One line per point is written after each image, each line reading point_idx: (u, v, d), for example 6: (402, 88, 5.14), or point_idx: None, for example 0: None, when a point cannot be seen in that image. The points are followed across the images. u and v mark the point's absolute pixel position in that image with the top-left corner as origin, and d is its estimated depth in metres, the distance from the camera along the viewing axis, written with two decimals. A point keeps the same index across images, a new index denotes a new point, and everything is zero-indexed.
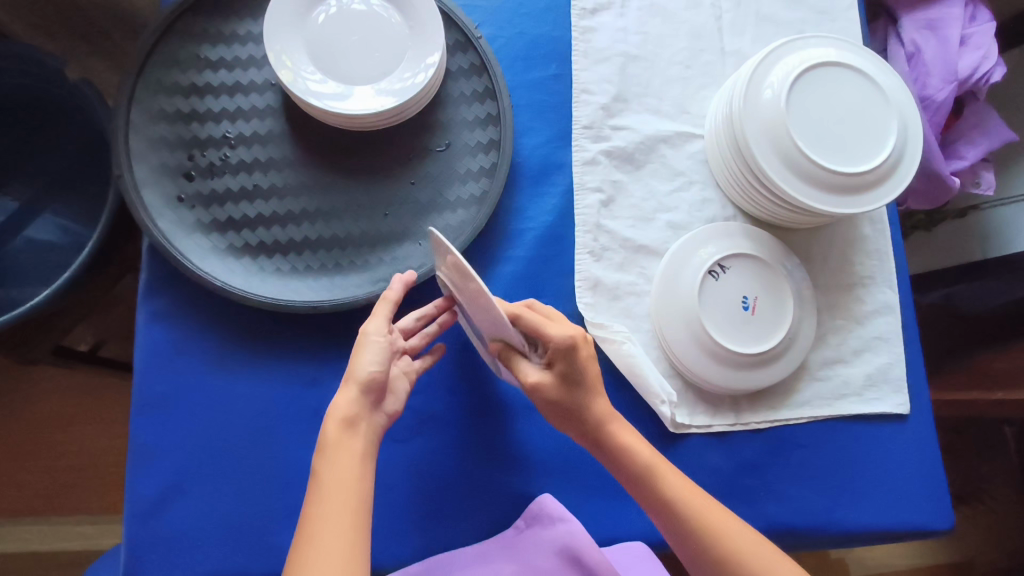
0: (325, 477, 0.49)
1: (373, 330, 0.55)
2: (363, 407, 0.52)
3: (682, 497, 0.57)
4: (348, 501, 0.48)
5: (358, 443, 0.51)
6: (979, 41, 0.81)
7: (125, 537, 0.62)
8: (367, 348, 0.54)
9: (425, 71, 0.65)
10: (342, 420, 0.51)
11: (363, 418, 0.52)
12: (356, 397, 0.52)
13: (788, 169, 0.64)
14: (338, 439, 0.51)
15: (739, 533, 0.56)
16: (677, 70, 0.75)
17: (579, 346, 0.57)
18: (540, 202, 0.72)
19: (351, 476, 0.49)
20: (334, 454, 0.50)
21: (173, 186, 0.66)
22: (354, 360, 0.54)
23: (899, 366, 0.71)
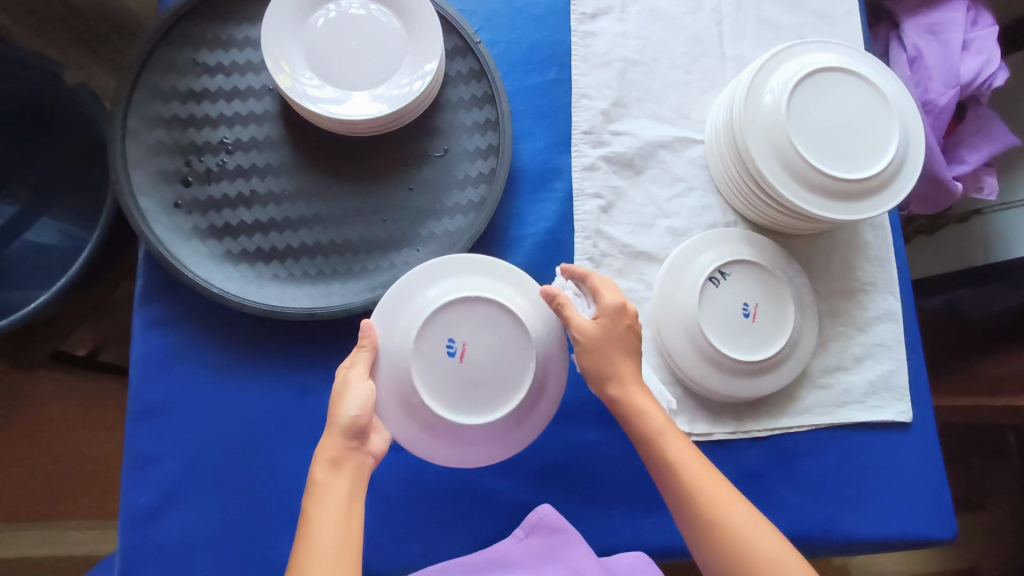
0: (311, 517, 0.48)
1: (351, 376, 0.54)
2: (348, 448, 0.51)
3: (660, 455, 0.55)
4: (331, 540, 0.47)
5: (345, 483, 0.50)
6: (981, 46, 0.80)
7: (120, 547, 0.61)
8: (347, 394, 0.53)
9: (424, 77, 0.65)
10: (327, 462, 0.50)
11: (350, 458, 0.51)
12: (340, 441, 0.51)
13: (789, 175, 0.64)
14: (324, 479, 0.50)
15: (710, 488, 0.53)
16: (677, 75, 0.75)
17: (630, 312, 0.58)
18: (539, 208, 0.71)
19: (335, 516, 0.48)
20: (318, 495, 0.49)
21: (169, 192, 0.65)
22: (336, 407, 0.53)
23: (901, 373, 0.71)
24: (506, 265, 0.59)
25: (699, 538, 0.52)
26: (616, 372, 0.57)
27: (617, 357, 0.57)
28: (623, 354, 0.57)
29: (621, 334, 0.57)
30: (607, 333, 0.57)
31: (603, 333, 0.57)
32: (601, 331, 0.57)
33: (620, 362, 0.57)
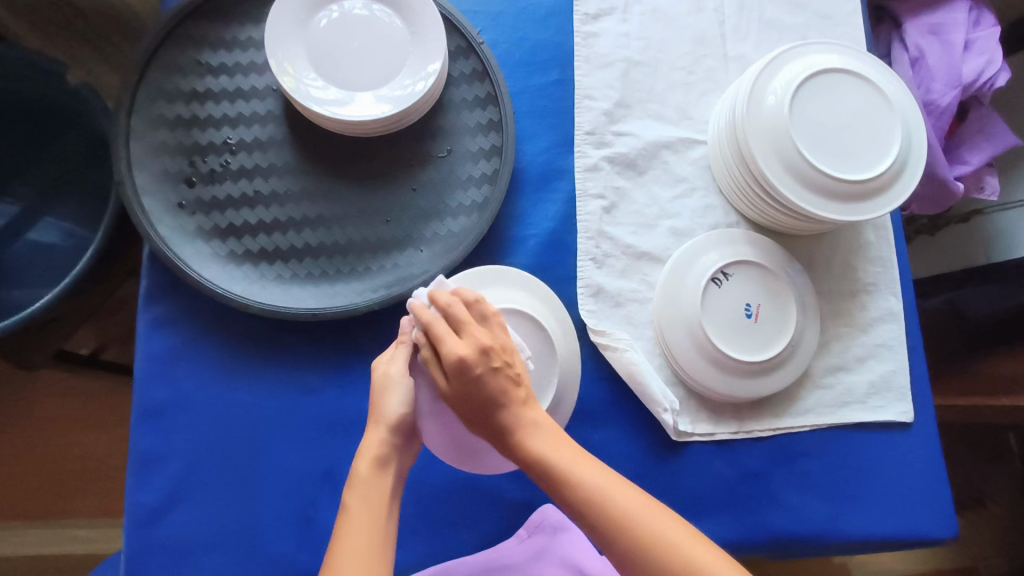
0: (355, 514, 0.49)
1: (394, 373, 0.53)
2: (393, 446, 0.52)
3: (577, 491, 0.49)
4: (374, 537, 0.48)
5: (388, 481, 0.51)
6: (983, 47, 0.80)
7: (125, 546, 0.61)
8: (394, 391, 0.53)
9: (427, 78, 0.65)
10: (373, 460, 0.51)
11: (394, 457, 0.52)
12: (386, 438, 0.52)
13: (791, 176, 0.64)
14: (367, 478, 0.50)
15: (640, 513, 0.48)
16: (680, 75, 0.75)
17: (470, 365, 0.49)
18: (542, 209, 0.71)
19: (379, 515, 0.49)
20: (364, 492, 0.50)
21: (174, 193, 0.66)
22: (381, 402, 0.53)
23: (903, 373, 0.71)
24: (535, 284, 0.66)
25: (623, 561, 0.47)
26: (497, 421, 0.51)
27: (489, 411, 0.50)
28: (494, 407, 0.50)
29: (478, 390, 0.50)
30: (465, 394, 0.50)
31: (462, 395, 0.50)
32: (456, 377, 0.50)
33: (490, 417, 0.51)
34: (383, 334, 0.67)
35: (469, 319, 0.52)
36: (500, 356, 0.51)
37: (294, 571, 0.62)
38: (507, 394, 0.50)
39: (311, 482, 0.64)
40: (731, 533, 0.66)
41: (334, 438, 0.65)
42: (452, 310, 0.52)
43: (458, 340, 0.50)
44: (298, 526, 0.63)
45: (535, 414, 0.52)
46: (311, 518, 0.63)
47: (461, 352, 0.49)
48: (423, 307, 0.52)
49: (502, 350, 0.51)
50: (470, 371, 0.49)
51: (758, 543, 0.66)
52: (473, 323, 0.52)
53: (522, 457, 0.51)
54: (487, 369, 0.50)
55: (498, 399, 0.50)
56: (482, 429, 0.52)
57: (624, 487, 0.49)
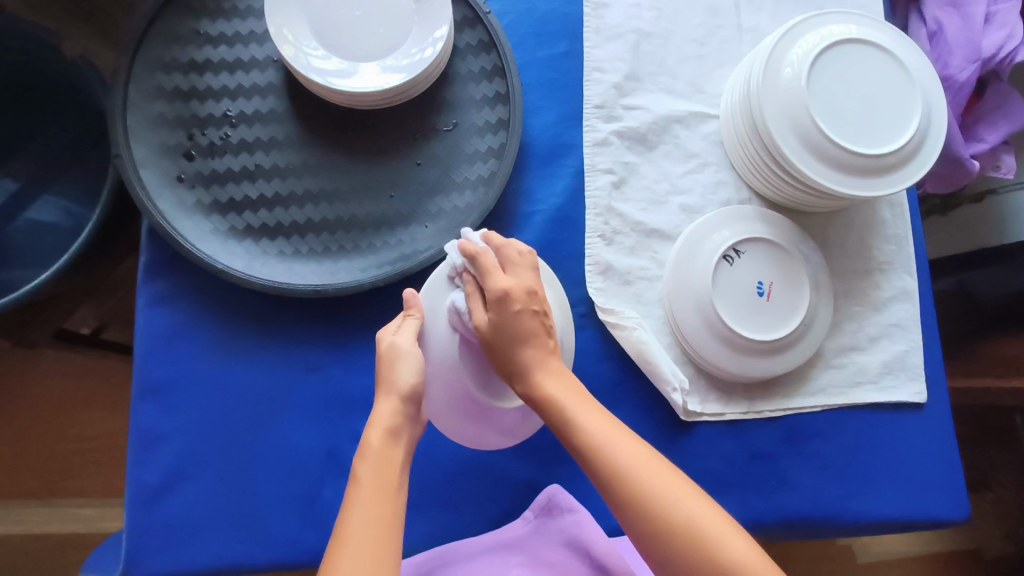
0: (366, 482, 0.47)
1: (403, 342, 0.52)
2: (404, 416, 0.51)
3: (589, 444, 0.49)
4: (385, 507, 0.46)
5: (399, 452, 0.50)
6: (1004, 19, 0.77)
7: (126, 525, 0.61)
8: (403, 359, 0.52)
9: (433, 47, 0.63)
10: (385, 431, 0.50)
11: (405, 429, 0.51)
12: (397, 408, 0.51)
13: (807, 151, 0.62)
14: (380, 447, 0.49)
15: (649, 468, 0.48)
16: (692, 48, 0.73)
17: (512, 298, 0.51)
18: (550, 184, 0.70)
19: (391, 485, 0.48)
20: (376, 462, 0.48)
21: (173, 166, 0.64)
22: (391, 371, 0.52)
23: (916, 354, 0.70)
24: (537, 258, 0.65)
25: (621, 506, 0.47)
26: (524, 360, 0.51)
27: (521, 350, 0.51)
28: (524, 346, 0.51)
29: (515, 326, 0.51)
30: (501, 327, 0.50)
31: (498, 330, 0.50)
32: (497, 306, 0.50)
33: (522, 353, 0.51)
34: (387, 311, 0.65)
35: (515, 261, 0.54)
36: (540, 302, 0.53)
37: (297, 550, 0.61)
38: (540, 336, 0.52)
39: (314, 460, 0.63)
40: (738, 514, 0.65)
41: (338, 417, 0.64)
42: (504, 249, 0.54)
43: (504, 277, 0.52)
44: (300, 506, 0.62)
45: (559, 362, 0.53)
46: (314, 497, 0.62)
47: (506, 285, 0.51)
48: (473, 241, 0.54)
49: (542, 297, 0.53)
50: (514, 303, 0.51)
51: (766, 524, 0.65)
52: (519, 264, 0.54)
53: (542, 402, 0.51)
54: (528, 309, 0.51)
55: (530, 338, 0.51)
56: (510, 368, 0.52)
57: (634, 441, 0.50)
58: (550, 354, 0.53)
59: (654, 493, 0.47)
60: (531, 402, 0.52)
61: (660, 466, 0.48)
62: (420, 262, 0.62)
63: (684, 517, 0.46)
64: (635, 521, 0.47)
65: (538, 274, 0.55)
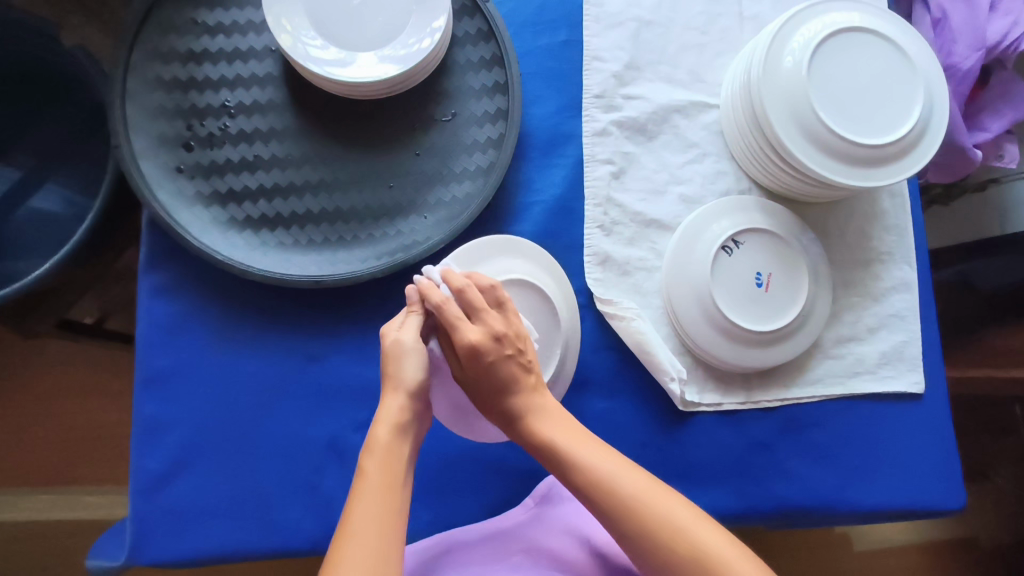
0: (372, 479, 0.48)
1: (408, 339, 0.52)
2: (412, 412, 0.51)
3: (594, 483, 0.48)
4: (388, 504, 0.47)
5: (405, 449, 0.50)
6: (1009, 7, 0.76)
7: (131, 512, 0.62)
8: (410, 356, 0.52)
9: (432, 36, 0.62)
10: (394, 426, 0.50)
11: (411, 425, 0.51)
12: (405, 404, 0.51)
13: (807, 141, 0.62)
14: (387, 443, 0.49)
15: (656, 501, 0.47)
16: (693, 36, 0.72)
17: (481, 351, 0.50)
18: (549, 174, 0.70)
19: (396, 483, 0.48)
20: (383, 459, 0.49)
21: (172, 157, 0.64)
22: (397, 367, 0.52)
23: (915, 344, 0.70)
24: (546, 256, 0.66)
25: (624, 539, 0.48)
26: (505, 404, 0.52)
27: (499, 400, 0.52)
28: (505, 394, 0.52)
29: (488, 378, 0.51)
30: (476, 380, 0.51)
31: (475, 381, 0.52)
32: (470, 358, 0.50)
33: (501, 401, 0.52)
34: (387, 302, 0.66)
35: (479, 305, 0.51)
36: (513, 344, 0.51)
37: (298, 538, 0.62)
38: (517, 380, 0.51)
39: (315, 450, 0.64)
40: (735, 503, 0.65)
41: (338, 406, 0.64)
42: (466, 292, 0.51)
43: (470, 326, 0.51)
44: (301, 495, 0.63)
45: (545, 398, 0.53)
46: (315, 485, 0.63)
47: (475, 339, 0.50)
48: (434, 287, 0.52)
49: (516, 338, 0.52)
50: (485, 357, 0.50)
51: (763, 512, 0.66)
52: (486, 308, 0.52)
53: (531, 441, 0.52)
54: (500, 356, 0.51)
55: (507, 386, 0.51)
56: (492, 410, 0.53)
57: (636, 474, 0.49)
58: (535, 392, 0.52)
59: (654, 511, 0.47)
60: (522, 445, 0.53)
61: (663, 494, 0.48)
62: (419, 252, 0.62)
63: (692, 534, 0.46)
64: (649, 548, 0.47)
65: (506, 310, 0.53)
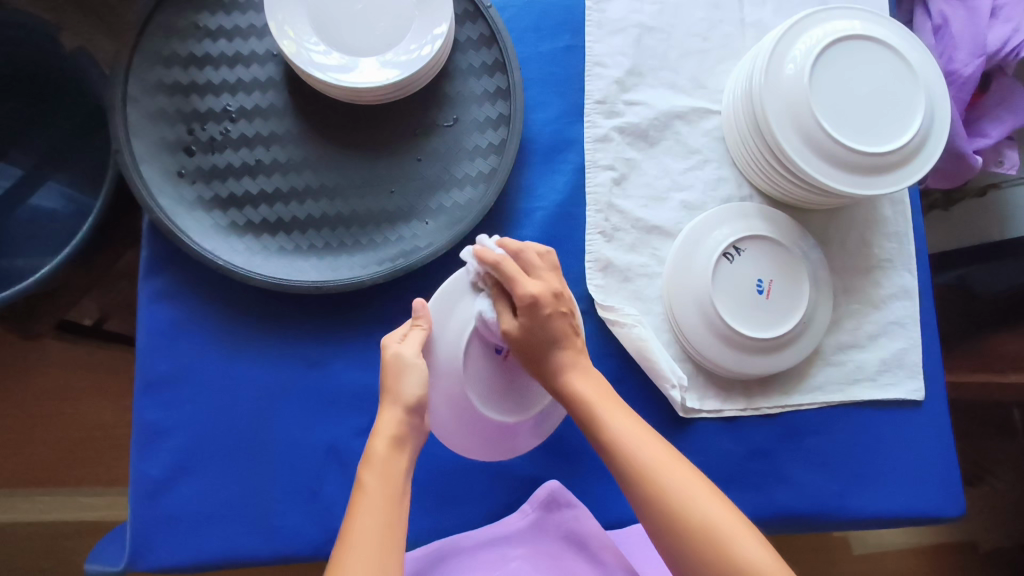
0: (369, 493, 0.48)
1: (407, 353, 0.53)
2: (409, 425, 0.52)
3: (614, 443, 0.52)
4: (389, 512, 0.47)
5: (404, 460, 0.51)
6: (1011, 13, 0.76)
7: (131, 517, 0.62)
8: (408, 371, 0.52)
9: (433, 43, 0.62)
10: (391, 438, 0.50)
11: (409, 436, 0.52)
12: (402, 418, 0.51)
13: (809, 149, 0.62)
14: (385, 453, 0.50)
15: (671, 471, 0.50)
16: (695, 42, 0.72)
17: (542, 303, 0.55)
18: (551, 180, 0.70)
19: (394, 494, 0.48)
20: (381, 470, 0.49)
21: (172, 161, 0.64)
22: (396, 383, 0.52)
23: (915, 351, 0.70)
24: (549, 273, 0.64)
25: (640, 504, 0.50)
26: (556, 361, 0.56)
27: (552, 352, 0.56)
28: (556, 346, 0.56)
29: (543, 328, 0.55)
30: (530, 332, 0.55)
31: (529, 333, 0.55)
32: (530, 313, 0.55)
33: (552, 355, 0.56)
34: (388, 308, 0.66)
35: (534, 263, 0.57)
36: (566, 303, 0.57)
37: (298, 544, 0.62)
38: (568, 338, 0.56)
39: (316, 454, 0.64)
40: None
41: (338, 412, 0.64)
42: (522, 253, 0.57)
43: (530, 281, 0.56)
44: (301, 500, 0.63)
45: (586, 361, 0.57)
46: (316, 490, 0.63)
47: (536, 292, 0.55)
48: (487, 249, 0.57)
49: (566, 300, 0.57)
50: (544, 308, 0.55)
51: (761, 519, 0.66)
52: (542, 268, 0.58)
53: (570, 398, 0.56)
54: (557, 313, 0.56)
55: (559, 340, 0.56)
56: (539, 368, 0.56)
57: (655, 442, 0.52)
58: (580, 352, 0.57)
59: (660, 479, 0.50)
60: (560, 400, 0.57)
61: (679, 466, 0.51)
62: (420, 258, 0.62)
63: (706, 523, 0.47)
64: (666, 531, 0.49)
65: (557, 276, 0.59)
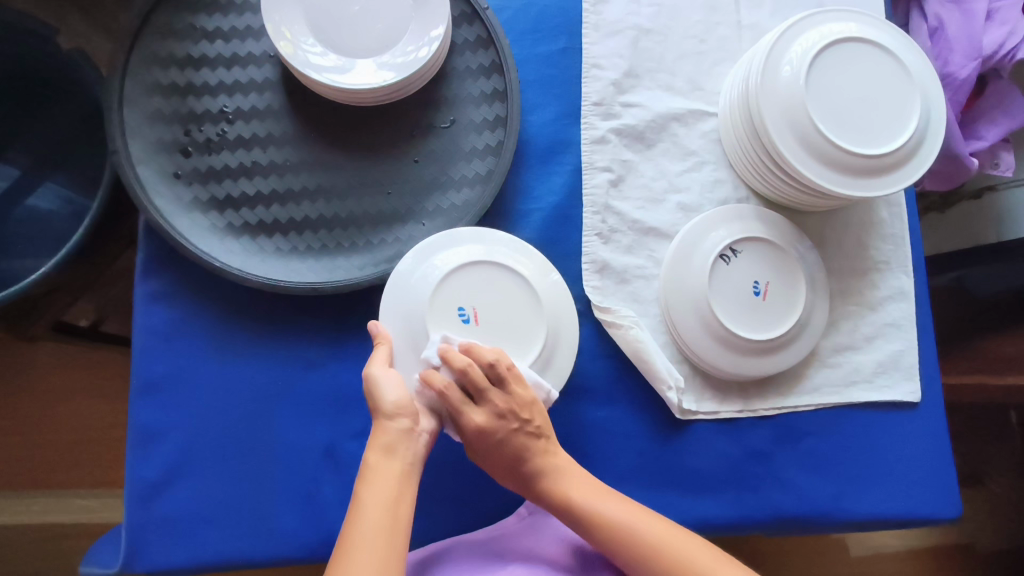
0: (365, 502, 0.49)
1: (375, 370, 0.54)
2: (401, 432, 0.52)
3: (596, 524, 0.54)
4: (387, 519, 0.48)
5: (399, 466, 0.51)
6: (1006, 17, 0.76)
7: (125, 519, 0.61)
8: (383, 383, 0.53)
9: (430, 44, 0.62)
10: (380, 448, 0.51)
11: (401, 443, 0.52)
12: (389, 428, 0.52)
13: (806, 151, 0.62)
14: (377, 462, 0.51)
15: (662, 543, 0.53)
16: (692, 44, 0.72)
17: (488, 432, 0.55)
18: (548, 181, 0.70)
19: (390, 501, 0.49)
20: (375, 479, 0.50)
21: (169, 162, 0.64)
22: (376, 401, 0.53)
23: (911, 353, 0.70)
24: (497, 235, 0.64)
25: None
26: (525, 472, 0.57)
27: (516, 464, 0.56)
28: (519, 461, 0.56)
29: (500, 449, 0.56)
30: (488, 452, 0.56)
31: (484, 451, 0.56)
32: (480, 442, 0.55)
33: (517, 467, 0.57)
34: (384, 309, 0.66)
35: (480, 384, 0.54)
36: (518, 417, 0.55)
37: (294, 546, 0.62)
38: (529, 450, 0.56)
39: (312, 457, 0.63)
40: (731, 511, 0.65)
41: (335, 413, 0.64)
42: (466, 374, 0.54)
43: (473, 408, 0.55)
44: (298, 503, 0.63)
45: (560, 458, 0.57)
46: (312, 492, 0.63)
47: (478, 424, 0.54)
48: (432, 370, 0.55)
49: (522, 409, 0.56)
50: (493, 434, 0.55)
51: (758, 521, 0.66)
52: (487, 388, 0.55)
53: (552, 502, 0.56)
54: (507, 432, 0.55)
55: (522, 455, 0.56)
56: (509, 476, 0.58)
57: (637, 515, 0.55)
58: (550, 454, 0.57)
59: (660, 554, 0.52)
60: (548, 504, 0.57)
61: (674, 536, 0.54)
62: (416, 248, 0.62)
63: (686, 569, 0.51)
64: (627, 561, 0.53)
65: (506, 380, 0.56)
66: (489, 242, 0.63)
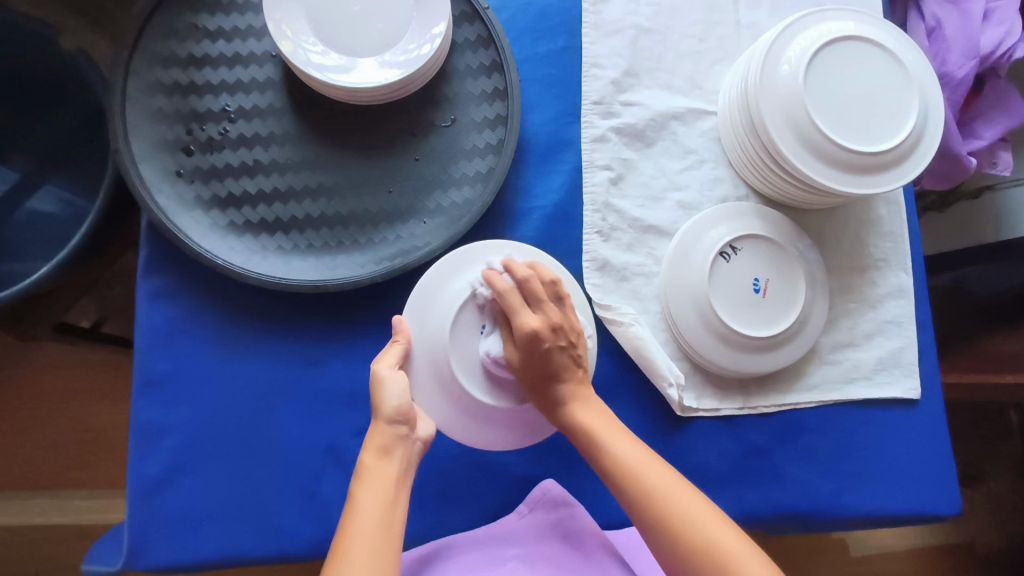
0: (359, 500, 0.49)
1: (382, 368, 0.55)
2: (398, 436, 0.53)
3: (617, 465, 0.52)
4: (385, 520, 0.48)
5: (394, 467, 0.51)
6: (1003, 17, 0.77)
7: (127, 518, 0.61)
8: (386, 384, 0.54)
9: (431, 43, 0.63)
10: (377, 449, 0.52)
11: (397, 445, 0.52)
12: (387, 430, 0.53)
13: (804, 148, 0.63)
14: (374, 463, 0.51)
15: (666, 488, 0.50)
16: (691, 44, 0.73)
17: (540, 338, 0.54)
18: (548, 179, 0.70)
19: (387, 500, 0.49)
20: (370, 479, 0.50)
21: (171, 161, 0.64)
22: (377, 400, 0.54)
23: (911, 350, 0.70)
24: (511, 245, 0.64)
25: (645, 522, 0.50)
26: (554, 394, 0.56)
27: (551, 384, 0.56)
28: (558, 381, 0.56)
29: (542, 362, 0.55)
30: (530, 364, 0.55)
31: (529, 366, 0.55)
32: (527, 355, 0.55)
33: (551, 387, 0.56)
34: (386, 308, 0.66)
35: (540, 293, 0.56)
36: (567, 336, 0.56)
37: (295, 544, 0.62)
38: (569, 370, 0.56)
39: (314, 454, 0.64)
40: (733, 508, 0.66)
41: (337, 410, 0.64)
42: (528, 280, 0.56)
43: (530, 315, 0.55)
44: (299, 501, 0.63)
45: (589, 392, 0.57)
46: (314, 490, 0.63)
47: (532, 328, 0.54)
48: (497, 275, 0.57)
49: (571, 331, 0.56)
50: (541, 344, 0.54)
51: (760, 518, 0.66)
52: (546, 300, 0.56)
53: (571, 425, 0.56)
54: (553, 347, 0.55)
55: (560, 373, 0.56)
56: (540, 397, 0.57)
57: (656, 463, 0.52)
58: (583, 384, 0.57)
59: (660, 498, 0.50)
60: (567, 432, 0.56)
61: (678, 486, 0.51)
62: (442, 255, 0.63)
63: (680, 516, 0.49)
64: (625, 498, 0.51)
65: (562, 304, 0.57)
66: (508, 255, 0.63)
